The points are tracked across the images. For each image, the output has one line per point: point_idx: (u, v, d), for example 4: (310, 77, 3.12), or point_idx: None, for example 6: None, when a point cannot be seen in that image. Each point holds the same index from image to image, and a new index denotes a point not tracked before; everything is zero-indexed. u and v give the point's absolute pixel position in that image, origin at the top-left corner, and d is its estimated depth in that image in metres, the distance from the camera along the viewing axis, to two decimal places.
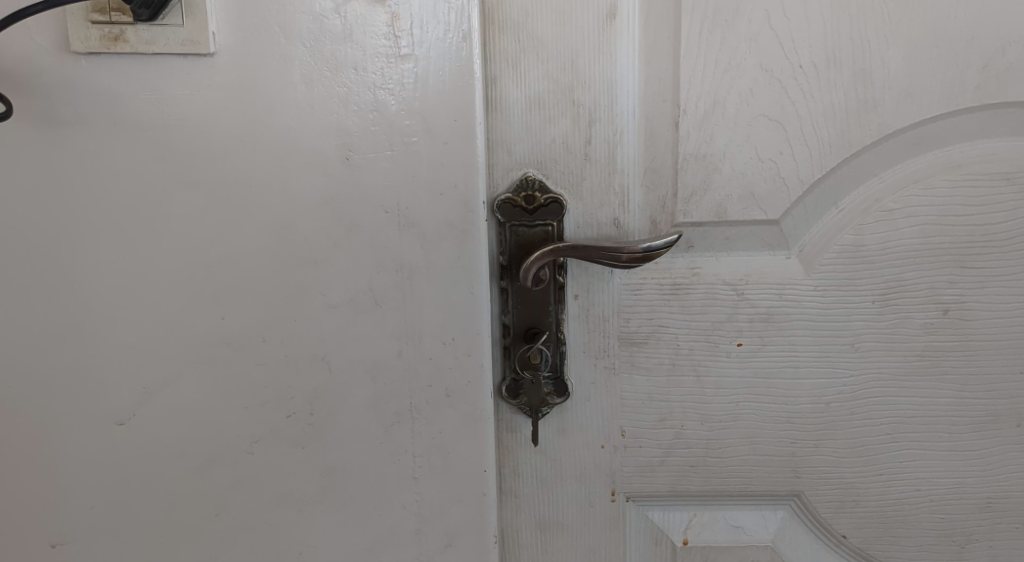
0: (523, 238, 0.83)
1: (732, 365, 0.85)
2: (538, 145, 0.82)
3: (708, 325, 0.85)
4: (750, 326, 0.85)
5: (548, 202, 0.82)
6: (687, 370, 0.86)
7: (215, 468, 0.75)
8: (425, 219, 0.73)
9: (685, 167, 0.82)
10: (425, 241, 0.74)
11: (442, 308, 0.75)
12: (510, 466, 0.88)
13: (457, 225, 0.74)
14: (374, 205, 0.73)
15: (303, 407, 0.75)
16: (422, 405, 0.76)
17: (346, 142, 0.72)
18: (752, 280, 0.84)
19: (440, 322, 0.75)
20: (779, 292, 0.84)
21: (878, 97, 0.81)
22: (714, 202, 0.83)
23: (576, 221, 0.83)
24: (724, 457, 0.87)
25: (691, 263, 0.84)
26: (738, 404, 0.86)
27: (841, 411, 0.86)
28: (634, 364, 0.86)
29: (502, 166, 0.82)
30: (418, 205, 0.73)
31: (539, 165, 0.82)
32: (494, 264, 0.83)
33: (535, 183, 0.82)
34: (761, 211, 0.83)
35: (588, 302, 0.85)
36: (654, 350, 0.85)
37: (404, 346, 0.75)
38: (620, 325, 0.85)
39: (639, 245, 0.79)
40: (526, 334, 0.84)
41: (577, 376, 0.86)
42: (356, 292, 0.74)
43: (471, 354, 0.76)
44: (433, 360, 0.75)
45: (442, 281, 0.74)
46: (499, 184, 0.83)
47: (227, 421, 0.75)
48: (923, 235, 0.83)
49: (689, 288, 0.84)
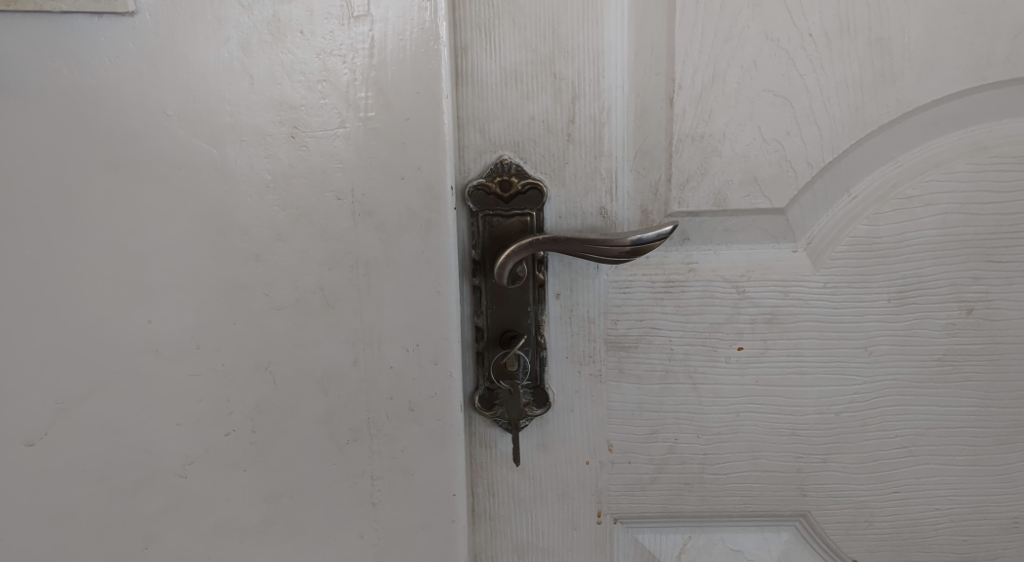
0: (498, 230, 0.73)
1: (732, 372, 0.76)
2: (515, 124, 0.73)
3: (705, 328, 0.76)
4: (752, 328, 0.76)
5: (526, 188, 0.73)
6: (681, 377, 0.76)
7: (142, 494, 0.66)
8: (385, 207, 0.64)
9: (680, 149, 0.73)
10: (384, 233, 0.64)
11: (405, 311, 0.65)
12: (484, 486, 0.78)
13: (420, 215, 0.64)
14: (325, 190, 0.63)
15: (243, 423, 0.66)
16: (382, 420, 0.66)
17: (292, 116, 0.63)
18: (755, 277, 0.75)
19: (402, 325, 0.65)
20: (784, 290, 0.75)
21: (897, 70, 0.72)
22: (713, 188, 0.74)
23: (558, 210, 0.74)
24: (723, 474, 0.78)
25: (686, 257, 0.75)
26: (737, 415, 0.77)
27: (852, 422, 0.77)
28: (622, 371, 0.76)
29: (473, 149, 0.73)
30: (377, 192, 0.64)
31: (516, 147, 0.73)
32: (466, 259, 0.74)
33: (511, 166, 0.73)
34: (765, 199, 0.74)
35: (570, 301, 0.75)
36: (644, 355, 0.76)
37: (361, 353, 0.65)
38: (607, 327, 0.76)
39: (627, 238, 0.70)
40: (502, 338, 0.75)
41: (558, 385, 0.77)
42: (304, 292, 0.64)
43: (439, 362, 0.66)
44: (395, 369, 0.66)
45: (405, 278, 0.65)
46: (470, 167, 0.73)
47: (156, 440, 0.65)
48: (947, 225, 0.74)
49: (684, 285, 0.75)
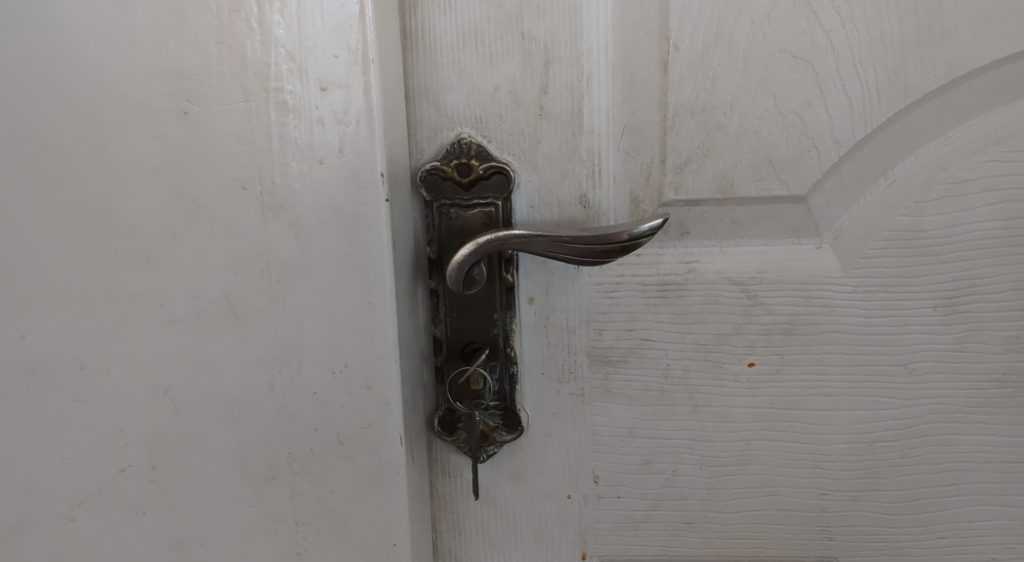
0: (457, 223, 0.61)
1: (741, 392, 0.63)
2: (477, 95, 0.60)
3: (708, 339, 0.63)
4: (766, 340, 0.63)
5: (489, 173, 0.60)
6: (679, 397, 0.64)
7: (26, 538, 0.56)
8: (300, 200, 0.53)
9: (677, 125, 0.60)
10: (301, 232, 0.53)
11: (329, 326, 0.54)
12: (448, 522, 0.67)
13: (345, 209, 0.53)
14: (227, 177, 0.52)
15: (141, 458, 0.56)
16: (306, 455, 0.56)
17: (183, 88, 0.51)
18: (770, 279, 0.62)
19: (327, 343, 0.54)
20: (805, 295, 0.62)
21: (947, 23, 0.58)
22: (717, 172, 0.60)
23: (530, 199, 0.61)
24: (730, 512, 0.65)
25: (684, 255, 0.62)
26: (748, 444, 0.64)
27: (888, 453, 0.64)
28: (609, 391, 0.64)
29: (427, 126, 0.61)
30: (290, 179, 0.52)
31: (477, 123, 0.60)
32: (420, 258, 0.62)
33: (471, 147, 0.60)
34: (781, 184, 0.60)
35: (546, 308, 0.63)
36: (635, 372, 0.64)
37: (278, 375, 0.55)
38: (590, 338, 0.63)
39: (625, 232, 0.58)
40: (464, 351, 0.62)
41: (534, 406, 0.64)
42: (207, 302, 0.54)
43: (373, 388, 0.55)
44: (319, 395, 0.55)
45: (329, 287, 0.54)
46: (424, 148, 0.61)
47: (39, 476, 0.56)
48: (1010, 216, 0.60)
49: (683, 289, 0.62)
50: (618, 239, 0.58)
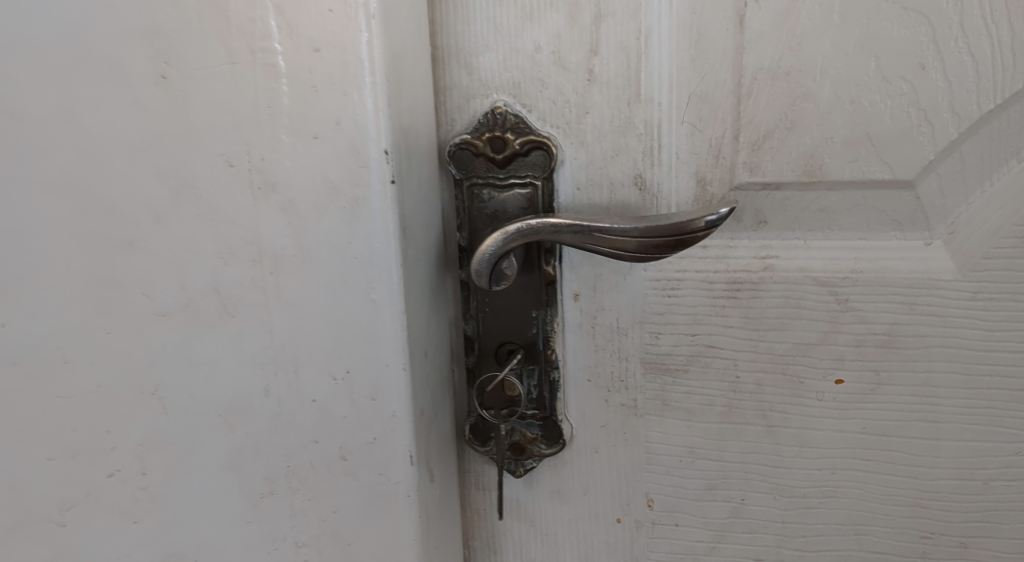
0: (491, 206, 0.52)
1: (826, 414, 0.53)
2: (514, 55, 0.51)
3: (787, 350, 0.53)
4: (859, 353, 0.52)
5: (527, 148, 0.51)
6: (751, 416, 0.54)
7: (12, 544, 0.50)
8: (293, 180, 0.45)
9: (755, 93, 0.50)
10: (295, 217, 0.45)
11: (329, 326, 0.46)
12: (483, 539, 0.59)
13: (344, 192, 0.45)
14: (210, 152, 0.45)
15: (130, 463, 0.49)
16: (306, 469, 0.48)
17: (161, 47, 0.44)
18: (865, 281, 0.51)
19: (326, 345, 0.47)
20: (909, 302, 0.51)
21: None
22: (803, 149, 0.50)
23: (576, 179, 0.52)
24: (809, 551, 0.56)
25: (761, 248, 0.52)
26: (832, 475, 0.54)
27: (1007, 495, 0.53)
28: (666, 404, 0.55)
29: (458, 91, 0.52)
30: (281, 155, 0.45)
31: (515, 89, 0.51)
32: (449, 244, 0.54)
33: (507, 118, 0.52)
34: (883, 166, 0.49)
35: (593, 306, 0.54)
36: (698, 384, 0.54)
37: (274, 379, 0.47)
38: (645, 342, 0.54)
39: (703, 220, 0.48)
40: (497, 352, 0.54)
41: (579, 416, 0.56)
42: (194, 293, 0.46)
43: (377, 399, 0.47)
44: (319, 403, 0.47)
45: (328, 282, 0.46)
46: (454, 117, 0.52)
47: (25, 479, 0.49)
48: None
49: (757, 290, 0.52)
50: (675, 231, 0.48)
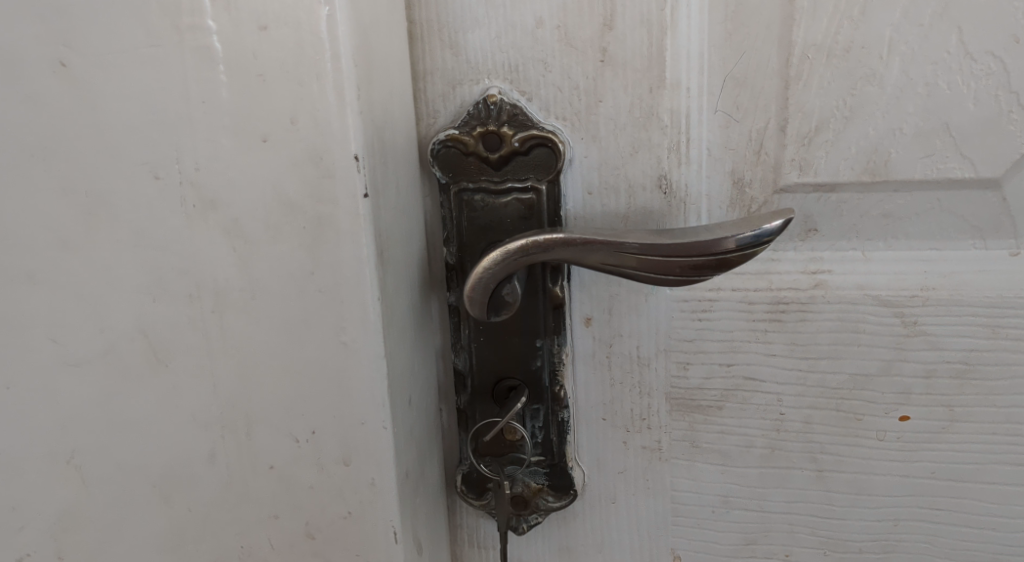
0: (483, 216, 0.43)
1: (888, 456, 0.45)
2: (511, 31, 0.42)
3: (842, 383, 0.44)
4: (928, 386, 0.44)
5: (528, 146, 0.42)
6: (798, 459, 0.46)
7: None
8: (237, 194, 0.36)
9: (806, 74, 0.41)
10: (240, 241, 0.37)
11: (285, 377, 0.38)
12: None
13: (302, 208, 0.36)
14: (130, 160, 0.37)
15: (44, 545, 0.41)
16: (264, 550, 0.40)
17: (61, 29, 0.36)
18: (937, 299, 0.43)
19: (283, 401, 0.38)
20: (991, 324, 0.43)
21: None
22: (864, 142, 0.41)
23: (588, 182, 0.43)
24: None
25: (811, 262, 0.43)
26: (894, 526, 0.46)
27: None
28: (696, 445, 0.46)
29: (442, 76, 0.43)
30: (220, 162, 0.36)
31: (512, 73, 0.42)
32: (436, 261, 0.44)
33: (503, 109, 0.42)
34: (962, 162, 0.41)
35: (608, 333, 0.45)
36: (734, 422, 0.46)
37: (219, 442, 0.39)
38: (671, 375, 0.46)
39: (732, 240, 0.39)
40: (495, 391, 0.45)
41: (593, 461, 0.47)
42: (115, 339, 0.39)
43: (352, 464, 0.38)
44: (278, 470, 0.39)
45: (282, 323, 0.37)
46: (439, 108, 0.43)
47: None
48: None
49: (806, 311, 0.44)
50: (707, 252, 0.39)
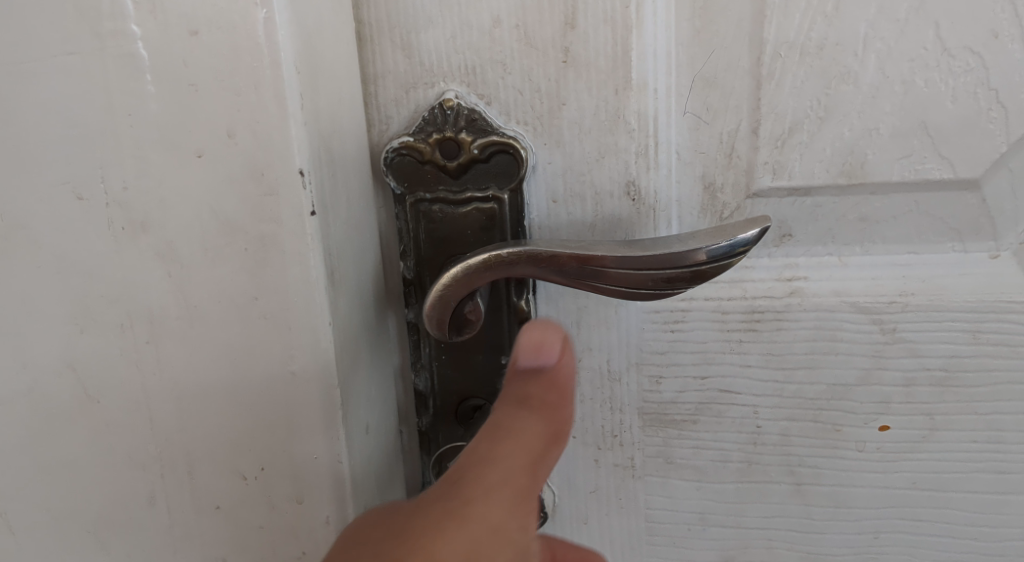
0: (442, 228, 0.41)
1: (869, 468, 0.43)
2: (466, 30, 0.39)
3: (820, 394, 0.42)
4: (909, 395, 0.42)
5: (489, 153, 0.40)
6: (775, 473, 0.44)
7: None
8: (170, 216, 0.35)
9: (778, 73, 0.39)
10: (175, 265, 0.35)
11: (226, 413, 0.36)
12: None
13: (242, 229, 0.34)
14: (52, 180, 0.35)
15: None
16: None
17: None
18: (918, 305, 0.41)
19: (225, 438, 0.37)
20: (971, 328, 0.41)
21: None
22: (840, 143, 0.39)
23: (552, 189, 0.40)
24: None
25: (786, 268, 0.42)
26: (875, 538, 0.44)
27: None
28: (671, 461, 0.44)
29: (394, 79, 0.40)
30: (150, 180, 0.34)
31: (469, 75, 0.39)
32: (394, 275, 0.42)
33: (459, 114, 0.40)
34: (942, 162, 0.39)
35: (577, 347, 0.43)
36: (709, 437, 0.44)
37: (157, 483, 0.38)
38: (643, 389, 0.44)
39: (699, 252, 0.37)
40: (458, 411, 0.43)
41: (562, 480, 0.45)
42: (44, 374, 0.38)
43: (303, 502, 0.37)
44: (224, 510, 0.37)
45: (218, 359, 0.36)
46: (392, 113, 0.40)
47: None
48: None
49: (782, 320, 0.42)
50: (673, 264, 0.37)
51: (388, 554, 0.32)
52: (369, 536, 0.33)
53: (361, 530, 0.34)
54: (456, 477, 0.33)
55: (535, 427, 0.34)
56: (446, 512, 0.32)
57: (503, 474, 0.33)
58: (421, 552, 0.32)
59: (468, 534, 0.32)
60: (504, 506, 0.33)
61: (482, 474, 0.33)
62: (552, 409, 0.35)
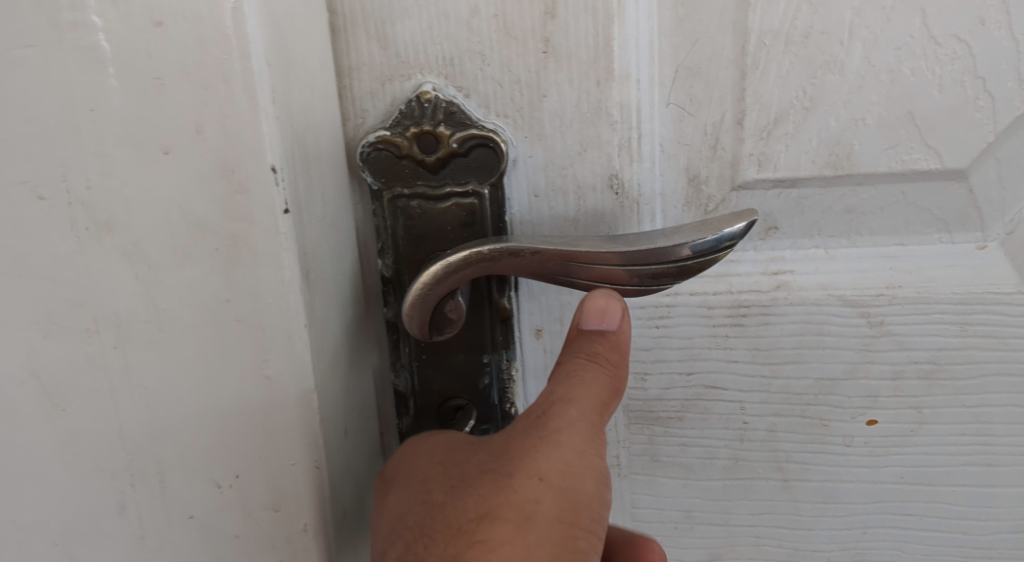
0: (421, 225, 0.39)
1: (857, 463, 0.43)
2: (442, 21, 0.38)
3: (807, 388, 0.42)
4: (897, 389, 0.41)
5: (468, 147, 0.39)
6: (763, 469, 0.43)
7: None
8: (136, 216, 0.33)
9: (762, 62, 0.38)
10: (142, 267, 0.34)
11: (199, 418, 0.35)
12: None
13: (213, 228, 0.33)
14: (10, 179, 0.34)
15: None
16: None
17: None
18: (905, 298, 0.40)
19: (198, 444, 0.35)
20: (959, 320, 0.40)
21: None
22: (826, 134, 0.39)
23: (533, 183, 0.39)
24: None
25: (771, 261, 0.41)
26: (864, 534, 0.44)
27: None
28: (656, 459, 0.44)
29: (369, 71, 0.39)
30: (114, 179, 0.33)
31: (447, 67, 0.38)
32: (370, 273, 0.41)
33: (437, 107, 0.38)
34: (928, 152, 0.39)
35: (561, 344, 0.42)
36: (695, 434, 0.43)
37: (128, 492, 0.36)
38: (628, 387, 0.43)
39: (684, 247, 0.36)
40: (439, 413, 0.42)
41: None
42: (7, 380, 0.36)
43: (281, 510, 0.36)
44: (198, 519, 0.36)
45: (188, 362, 0.35)
46: (367, 106, 0.39)
47: None
48: None
49: (769, 315, 0.41)
50: (657, 260, 0.36)
51: (492, 478, 0.35)
52: (467, 465, 0.36)
53: (456, 456, 0.37)
54: (541, 416, 0.36)
55: (602, 377, 0.37)
56: (537, 441, 0.35)
57: (581, 413, 0.36)
58: (500, 492, 0.35)
59: (560, 457, 0.35)
60: (585, 433, 0.36)
61: (563, 413, 0.36)
62: (616, 364, 0.37)
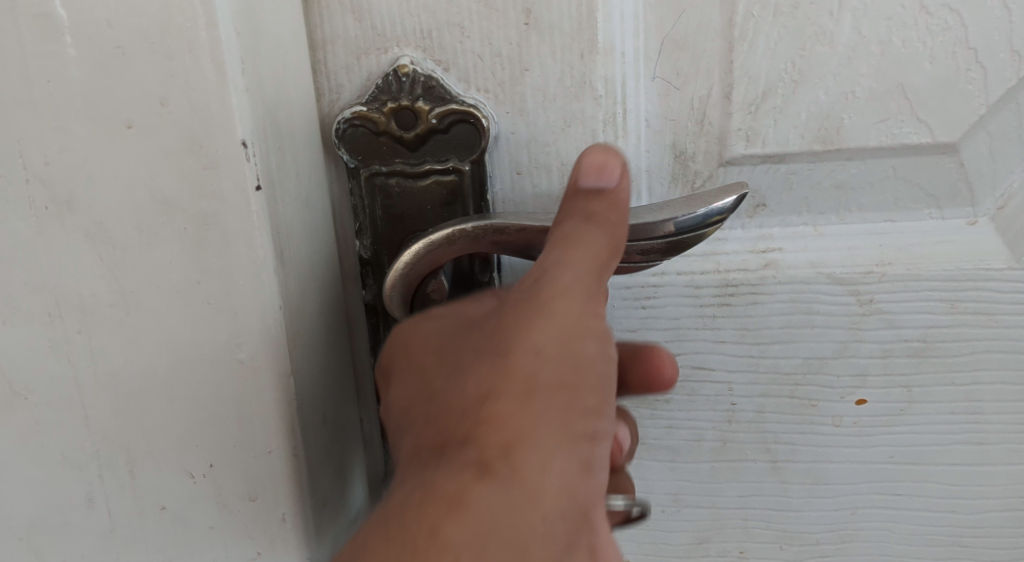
0: (400, 203, 0.38)
1: (846, 443, 0.42)
2: None
3: (796, 368, 0.41)
4: (887, 367, 0.41)
5: (448, 122, 0.37)
6: (751, 451, 0.42)
7: None
8: (99, 195, 0.32)
9: (750, 34, 0.37)
10: (106, 247, 0.33)
11: (170, 405, 0.34)
12: None
13: (181, 207, 0.32)
14: None
15: None
16: None
17: None
18: (895, 275, 0.39)
19: (168, 432, 0.34)
20: (950, 297, 0.40)
21: None
22: (815, 108, 0.38)
23: (515, 160, 0.38)
24: None
25: (759, 239, 0.40)
26: (853, 515, 0.43)
27: None
28: (643, 442, 0.43)
29: (344, 44, 0.37)
30: (75, 154, 0.32)
31: (425, 40, 0.37)
32: (349, 254, 0.39)
33: (415, 81, 0.37)
34: (919, 126, 0.38)
35: None
36: (683, 416, 0.42)
37: (96, 484, 0.35)
38: None
39: (670, 224, 0.35)
40: None
41: None
42: None
43: (258, 500, 0.35)
44: (170, 510, 0.35)
45: (156, 347, 0.33)
46: (342, 81, 0.38)
47: None
48: None
49: (757, 294, 0.40)
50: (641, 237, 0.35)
51: (486, 358, 0.32)
52: (461, 346, 0.34)
53: (446, 344, 0.34)
54: (534, 283, 0.33)
55: (599, 237, 0.33)
56: (532, 310, 0.32)
57: (577, 276, 0.33)
58: (496, 368, 0.32)
59: (556, 326, 0.32)
60: (585, 295, 0.33)
61: (558, 277, 0.32)
62: (614, 223, 0.33)
